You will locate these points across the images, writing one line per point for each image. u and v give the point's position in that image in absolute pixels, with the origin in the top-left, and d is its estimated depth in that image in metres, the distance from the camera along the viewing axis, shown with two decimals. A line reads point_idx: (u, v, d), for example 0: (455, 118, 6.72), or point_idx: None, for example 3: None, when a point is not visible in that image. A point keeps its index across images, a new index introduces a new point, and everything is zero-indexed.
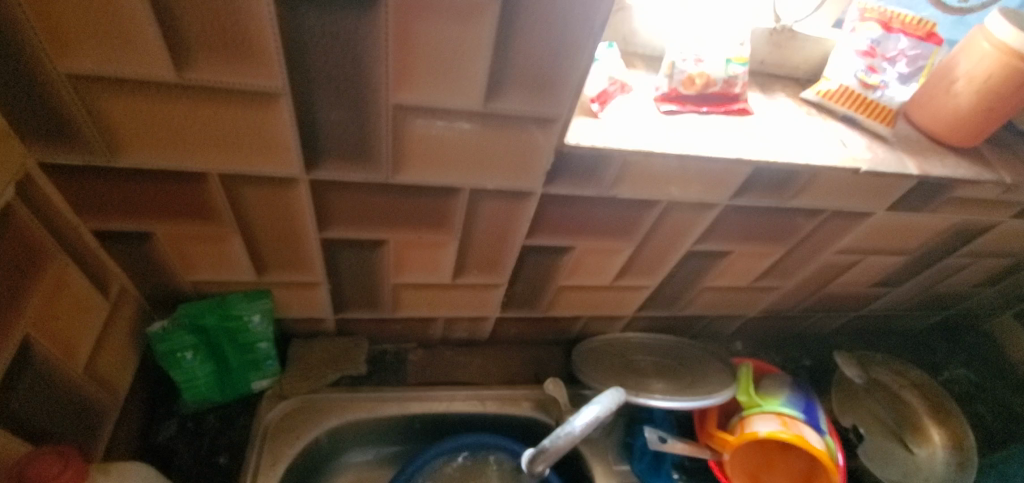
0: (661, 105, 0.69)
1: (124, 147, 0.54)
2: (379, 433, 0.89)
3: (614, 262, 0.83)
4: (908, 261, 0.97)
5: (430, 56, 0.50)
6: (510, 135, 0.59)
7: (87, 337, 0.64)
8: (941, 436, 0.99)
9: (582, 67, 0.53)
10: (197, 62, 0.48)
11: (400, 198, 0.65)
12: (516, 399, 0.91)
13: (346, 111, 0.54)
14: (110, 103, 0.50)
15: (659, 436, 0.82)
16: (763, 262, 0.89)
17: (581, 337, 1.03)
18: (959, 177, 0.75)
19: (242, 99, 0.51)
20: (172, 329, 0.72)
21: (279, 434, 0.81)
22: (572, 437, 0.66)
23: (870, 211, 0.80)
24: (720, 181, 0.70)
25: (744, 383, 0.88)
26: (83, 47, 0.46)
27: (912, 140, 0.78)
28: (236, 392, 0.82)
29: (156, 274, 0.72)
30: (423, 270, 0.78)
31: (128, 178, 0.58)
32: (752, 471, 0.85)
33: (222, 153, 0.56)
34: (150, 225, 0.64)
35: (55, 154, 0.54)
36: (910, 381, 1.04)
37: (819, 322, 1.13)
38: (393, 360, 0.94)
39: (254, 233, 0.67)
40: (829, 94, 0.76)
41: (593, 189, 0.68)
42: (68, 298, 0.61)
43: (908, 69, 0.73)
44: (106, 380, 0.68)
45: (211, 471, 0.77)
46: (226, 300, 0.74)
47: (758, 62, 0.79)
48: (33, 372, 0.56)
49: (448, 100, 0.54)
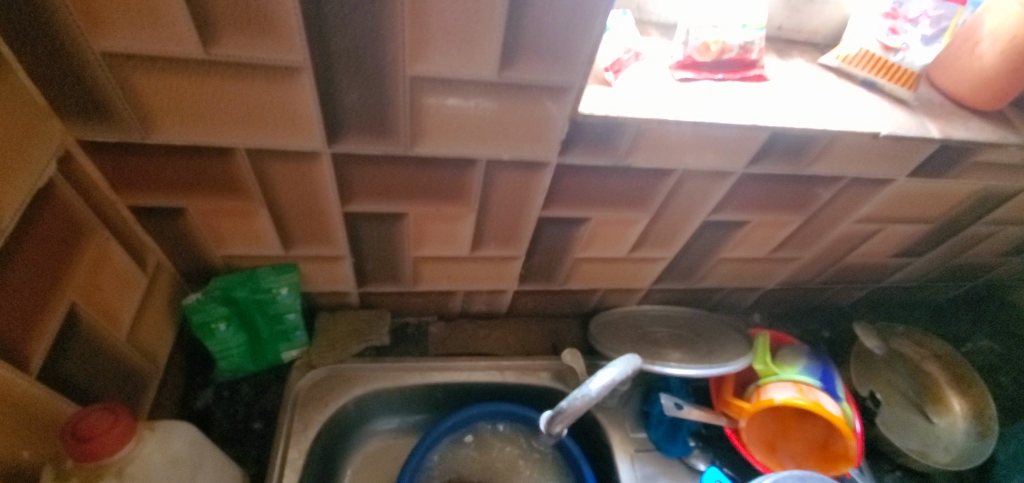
0: (676, 73, 0.69)
1: (156, 123, 0.56)
2: (403, 403, 0.92)
3: (630, 232, 0.83)
4: (931, 231, 0.95)
5: (444, 28, 0.51)
6: (525, 107, 0.60)
7: (128, 307, 0.68)
8: (962, 406, 0.98)
9: (595, 35, 0.54)
10: (223, 37, 0.50)
11: (419, 170, 0.67)
12: (534, 370, 0.93)
13: (365, 89, 0.56)
14: (142, 81, 0.53)
15: (675, 402, 0.83)
16: (780, 232, 0.89)
17: (598, 309, 1.04)
18: (984, 140, 0.73)
19: (265, 74, 0.53)
20: (205, 300, 0.76)
21: (309, 402, 0.84)
22: (588, 398, 0.68)
23: (890, 178, 0.79)
24: (736, 149, 0.70)
25: (760, 352, 0.87)
26: (116, 27, 0.48)
27: (934, 104, 0.77)
28: (268, 363, 0.86)
29: (189, 249, 0.75)
30: (441, 243, 0.80)
31: (160, 156, 0.61)
32: (769, 438, 0.86)
33: (248, 127, 0.58)
34: (182, 201, 0.67)
35: (93, 131, 0.57)
36: (931, 352, 1.04)
37: (840, 294, 1.12)
38: (415, 333, 0.97)
39: (280, 207, 0.70)
40: (849, 59, 0.74)
41: (608, 158, 0.68)
42: (109, 270, 0.65)
43: (931, 31, 0.70)
44: (146, 349, 0.72)
45: (247, 435, 0.82)
46: (256, 274, 0.77)
47: (776, 28, 0.78)
48: (80, 337, 0.60)
49: (462, 72, 0.55)
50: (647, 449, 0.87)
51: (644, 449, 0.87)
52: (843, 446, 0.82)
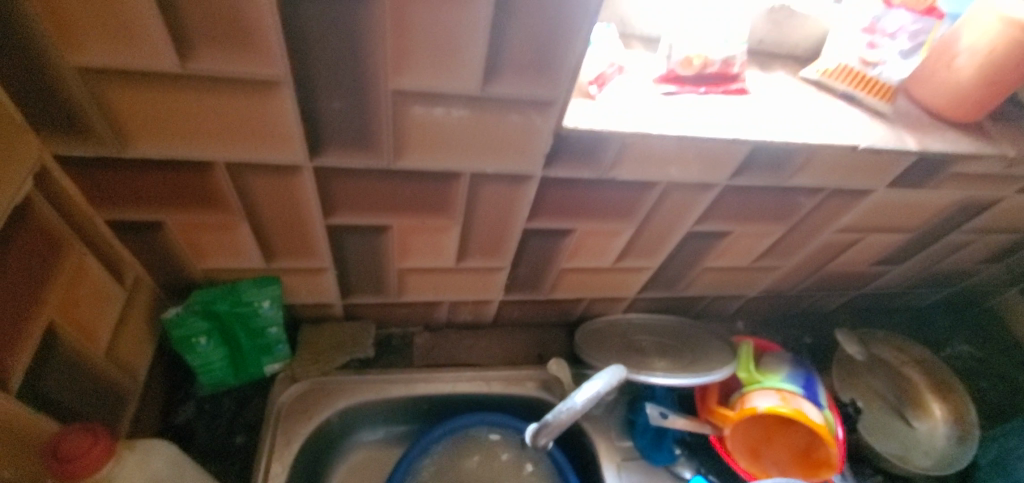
0: (659, 86, 0.70)
1: (134, 137, 0.55)
2: (387, 414, 0.92)
3: (615, 243, 0.84)
4: (910, 239, 0.97)
5: (428, 43, 0.51)
6: (509, 120, 0.60)
7: (105, 324, 0.66)
8: (943, 411, 1.00)
9: (578, 51, 0.54)
10: (201, 52, 0.49)
11: (404, 183, 0.67)
12: (520, 380, 0.93)
13: (347, 102, 0.55)
14: (118, 96, 0.52)
15: (660, 411, 0.84)
16: (763, 241, 0.90)
17: (584, 318, 1.04)
18: (960, 152, 0.75)
19: (245, 88, 0.52)
20: (185, 314, 0.74)
21: (292, 415, 0.84)
22: (574, 411, 0.68)
23: (870, 189, 0.81)
24: (719, 162, 0.71)
25: (745, 361, 0.90)
26: (90, 41, 0.47)
27: (912, 116, 0.78)
28: (250, 376, 0.85)
29: (169, 263, 0.74)
30: (426, 255, 0.79)
31: (138, 170, 0.60)
32: (754, 446, 0.87)
33: (228, 141, 0.57)
34: (161, 215, 0.66)
35: (69, 146, 0.55)
36: (912, 358, 1.06)
37: (822, 300, 1.13)
38: (400, 344, 0.96)
39: (261, 220, 0.69)
40: (829, 73, 0.76)
41: (593, 171, 0.69)
42: (85, 286, 0.63)
43: (909, 45, 0.71)
44: (125, 365, 0.70)
45: (229, 450, 0.80)
46: (237, 287, 0.76)
47: (756, 42, 0.79)
48: (57, 355, 0.59)
49: (446, 86, 0.55)
50: (632, 458, 0.88)
51: (629, 458, 0.88)
52: (826, 452, 0.84)
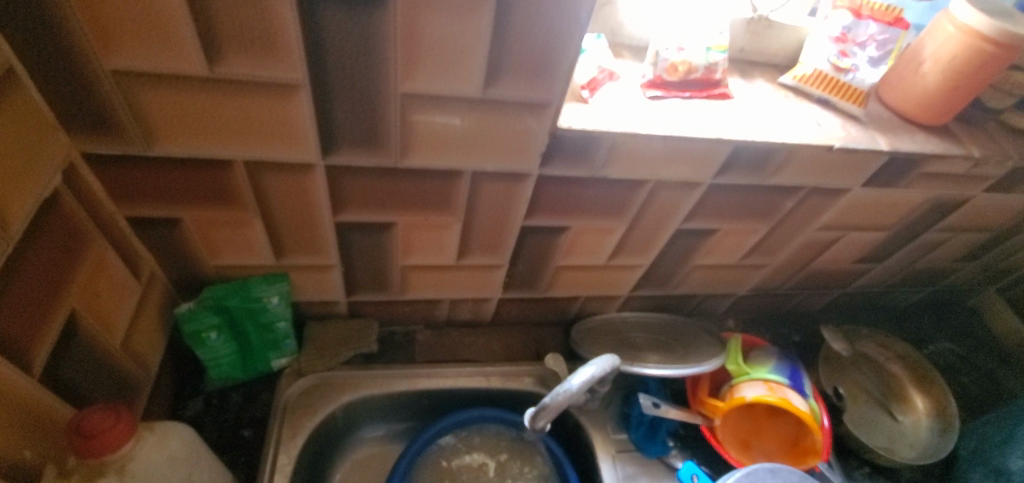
0: (647, 91, 0.75)
1: (159, 136, 0.59)
2: (390, 410, 0.94)
3: (608, 240, 0.88)
4: (888, 237, 1.02)
5: (434, 49, 0.56)
6: (507, 121, 0.65)
7: (123, 316, 0.70)
8: (926, 404, 1.04)
9: (570, 56, 0.59)
10: (228, 57, 0.54)
11: (409, 181, 0.71)
12: (519, 375, 0.96)
13: (358, 104, 0.60)
14: (147, 97, 0.56)
15: (654, 401, 0.87)
16: (749, 239, 0.94)
17: (580, 317, 1.08)
18: (928, 152, 0.80)
19: (265, 90, 0.57)
20: (197, 309, 0.78)
21: (299, 409, 0.86)
22: (570, 393, 0.72)
23: (846, 188, 0.86)
24: (703, 161, 0.76)
25: (733, 352, 0.93)
26: (126, 46, 0.51)
27: (883, 120, 0.83)
28: (258, 371, 0.88)
29: (183, 259, 0.78)
30: (429, 252, 0.83)
31: (160, 167, 0.64)
32: (744, 437, 0.90)
33: (246, 140, 0.62)
34: (179, 212, 0.70)
35: (97, 144, 0.59)
36: (895, 353, 1.10)
37: (808, 299, 1.18)
38: (402, 340, 0.99)
39: (274, 218, 0.73)
40: (804, 79, 0.81)
41: (585, 169, 0.73)
42: (106, 279, 0.67)
43: (877, 54, 0.78)
44: (139, 356, 0.73)
45: (237, 443, 0.83)
46: (248, 283, 0.80)
47: (737, 51, 0.85)
48: (79, 343, 0.62)
49: (449, 89, 0.60)
50: (627, 450, 0.91)
51: (624, 450, 0.91)
52: (812, 440, 0.87)
